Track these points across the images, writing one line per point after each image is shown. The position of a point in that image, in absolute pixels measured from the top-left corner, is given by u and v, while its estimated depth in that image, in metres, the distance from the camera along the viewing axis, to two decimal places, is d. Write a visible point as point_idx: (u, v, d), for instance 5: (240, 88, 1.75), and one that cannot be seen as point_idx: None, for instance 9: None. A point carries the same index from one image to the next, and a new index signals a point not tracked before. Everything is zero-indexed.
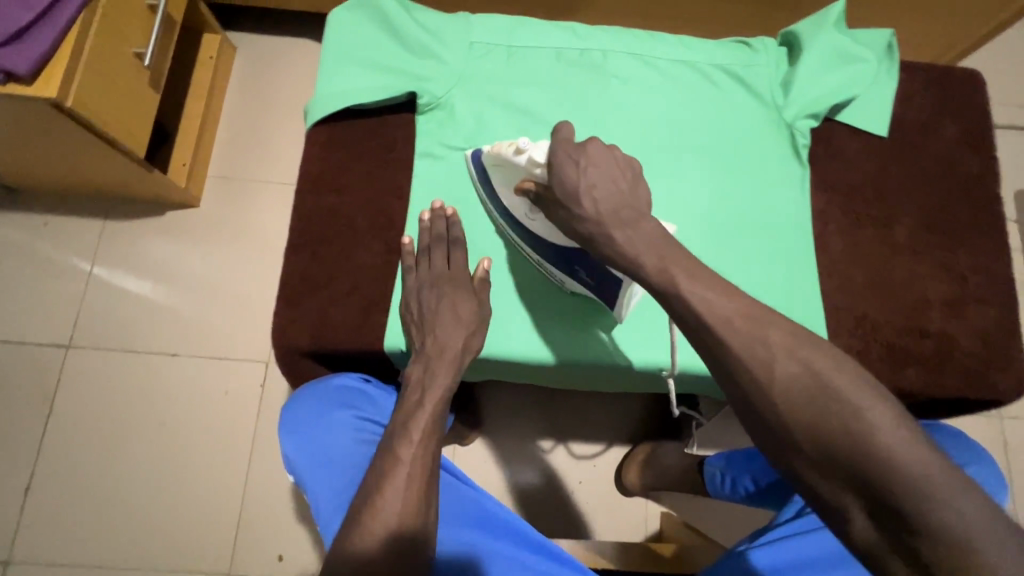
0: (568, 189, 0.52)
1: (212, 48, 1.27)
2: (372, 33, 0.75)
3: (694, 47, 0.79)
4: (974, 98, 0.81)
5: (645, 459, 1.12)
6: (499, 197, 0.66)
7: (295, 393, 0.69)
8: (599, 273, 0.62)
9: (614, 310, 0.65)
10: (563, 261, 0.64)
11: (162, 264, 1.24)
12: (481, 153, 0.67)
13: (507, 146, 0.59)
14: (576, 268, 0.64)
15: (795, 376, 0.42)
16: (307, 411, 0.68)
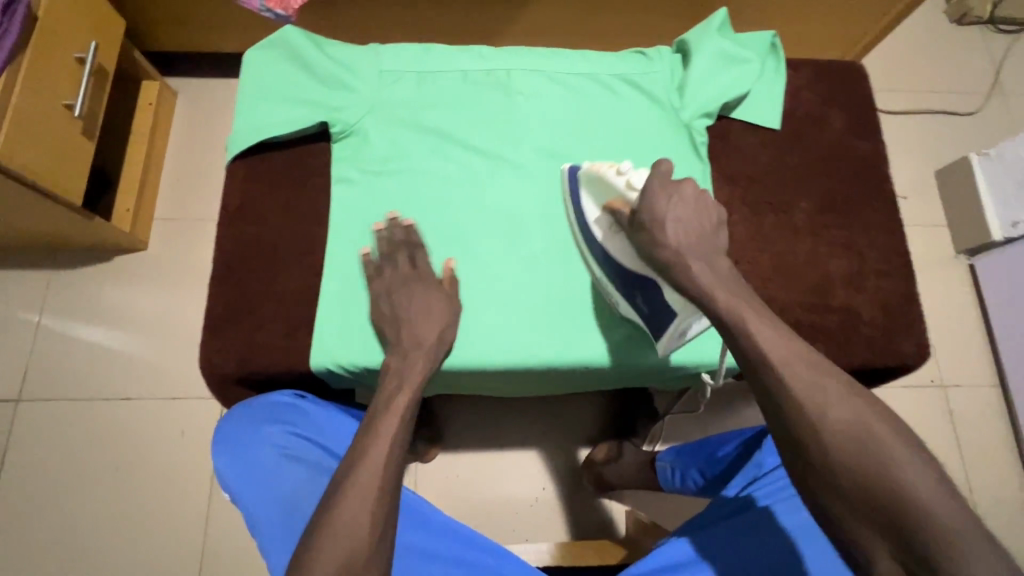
0: (658, 217, 0.61)
1: (152, 95, 1.28)
2: (285, 68, 0.79)
3: (594, 60, 0.84)
4: (859, 88, 0.87)
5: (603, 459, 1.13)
6: (584, 211, 0.71)
7: (228, 412, 0.70)
8: (659, 305, 0.67)
9: (659, 342, 0.70)
10: (627, 286, 0.69)
11: (111, 310, 1.25)
12: (578, 168, 0.72)
13: (609, 167, 0.67)
14: (636, 295, 0.69)
15: (848, 422, 0.49)
16: (239, 429, 0.68)
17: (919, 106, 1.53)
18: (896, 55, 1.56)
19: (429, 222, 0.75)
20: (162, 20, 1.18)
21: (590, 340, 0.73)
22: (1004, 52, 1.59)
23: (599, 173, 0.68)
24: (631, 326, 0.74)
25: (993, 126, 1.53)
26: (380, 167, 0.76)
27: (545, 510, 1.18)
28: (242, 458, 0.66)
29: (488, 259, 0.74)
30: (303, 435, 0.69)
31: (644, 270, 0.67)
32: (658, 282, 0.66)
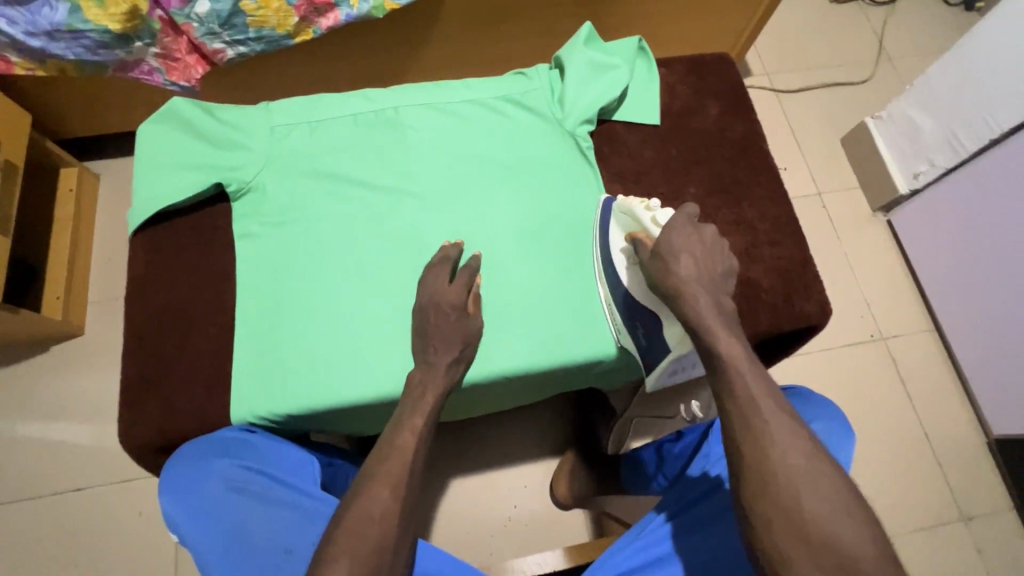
0: (673, 248, 0.67)
1: (71, 181, 1.28)
2: (177, 136, 0.81)
3: (477, 87, 0.88)
4: (729, 75, 0.93)
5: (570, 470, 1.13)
6: (609, 235, 0.78)
7: (180, 449, 0.65)
8: (658, 341, 0.74)
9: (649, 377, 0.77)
10: (630, 316, 0.75)
11: (52, 401, 1.22)
12: (614, 201, 0.79)
13: (641, 201, 0.74)
14: (637, 328, 0.75)
15: None
16: (190, 465, 0.62)
17: (815, 82, 1.63)
18: (786, 38, 1.66)
19: (333, 263, 0.77)
20: (70, 108, 1.20)
21: (549, 353, 0.76)
22: (882, 21, 1.71)
23: (630, 205, 0.75)
24: (557, 334, 0.76)
25: (885, 89, 1.64)
26: (280, 217, 0.78)
27: (521, 528, 1.17)
28: (190, 494, 0.60)
29: (397, 288, 0.76)
30: (262, 468, 0.63)
31: (652, 303, 0.73)
32: (662, 317, 0.73)
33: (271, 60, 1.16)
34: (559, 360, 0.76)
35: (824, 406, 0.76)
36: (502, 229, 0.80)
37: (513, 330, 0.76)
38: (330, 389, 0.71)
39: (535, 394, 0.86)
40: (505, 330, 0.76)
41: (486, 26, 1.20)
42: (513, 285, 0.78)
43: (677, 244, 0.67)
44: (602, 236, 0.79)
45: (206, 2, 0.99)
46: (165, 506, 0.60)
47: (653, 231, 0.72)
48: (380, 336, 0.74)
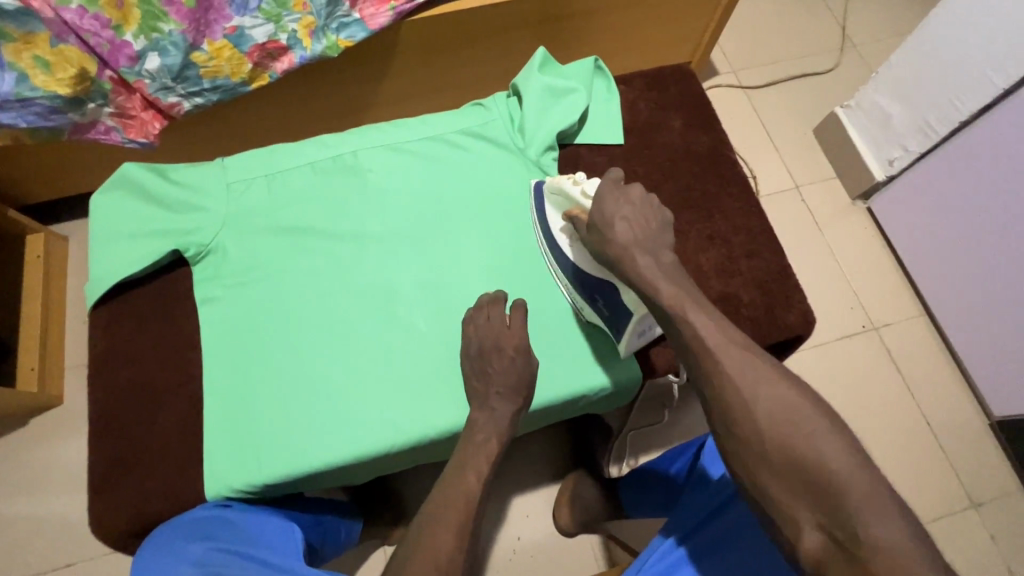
0: (604, 214, 0.68)
1: (39, 247, 1.26)
2: (130, 204, 0.78)
3: (435, 123, 0.86)
4: (689, 86, 0.91)
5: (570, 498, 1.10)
6: (547, 219, 0.77)
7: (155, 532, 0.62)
8: (618, 307, 0.72)
9: (620, 342, 0.73)
10: (586, 289, 0.74)
11: (35, 476, 1.18)
12: (542, 184, 0.79)
13: (566, 178, 0.74)
14: (596, 297, 0.74)
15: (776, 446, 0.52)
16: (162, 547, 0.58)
17: (781, 74, 1.62)
18: (749, 33, 1.66)
19: (301, 321, 0.74)
20: (30, 174, 1.17)
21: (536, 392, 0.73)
22: (843, 9, 1.71)
23: (559, 185, 0.75)
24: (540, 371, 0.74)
25: (852, 77, 1.64)
26: (243, 277, 0.76)
27: (526, 560, 1.14)
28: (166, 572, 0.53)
29: (371, 341, 0.74)
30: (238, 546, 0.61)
31: (605, 275, 0.72)
32: (615, 284, 0.71)
33: (230, 108, 1.14)
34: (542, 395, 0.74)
35: None
36: (474, 267, 0.78)
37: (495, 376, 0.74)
38: (307, 454, 0.68)
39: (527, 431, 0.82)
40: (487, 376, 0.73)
41: (444, 54, 1.19)
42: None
43: (609, 211, 0.68)
44: (541, 220, 0.78)
45: (157, 58, 0.98)
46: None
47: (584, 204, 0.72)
48: (356, 393, 0.71)
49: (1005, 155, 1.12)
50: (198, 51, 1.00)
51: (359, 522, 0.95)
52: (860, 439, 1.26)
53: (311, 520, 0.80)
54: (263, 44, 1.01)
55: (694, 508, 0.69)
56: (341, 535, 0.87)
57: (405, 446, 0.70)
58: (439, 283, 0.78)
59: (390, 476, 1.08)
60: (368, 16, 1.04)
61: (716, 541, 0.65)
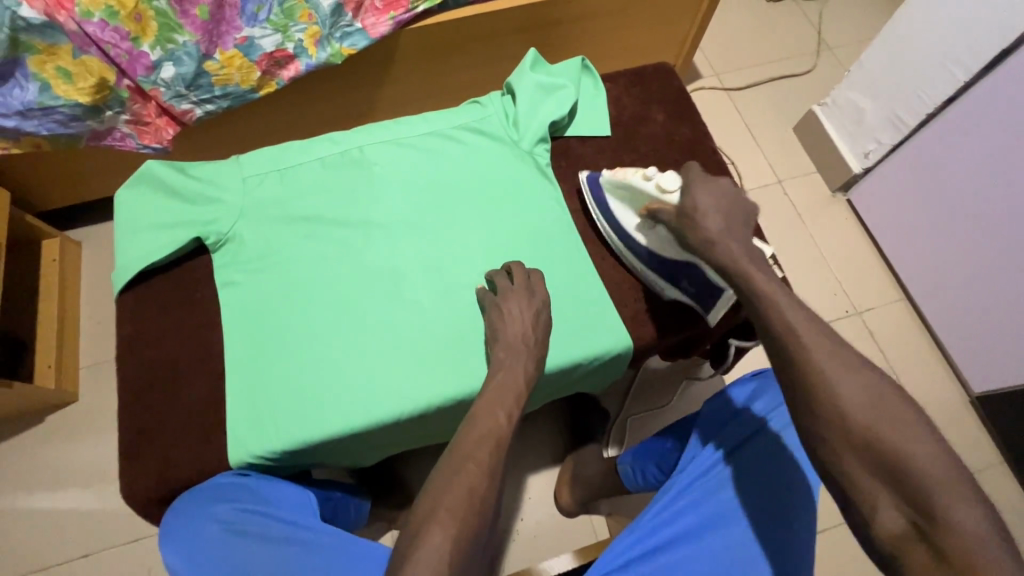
0: (690, 208, 0.71)
1: (54, 251, 1.31)
2: (153, 198, 0.84)
3: (435, 120, 0.93)
4: (670, 83, 0.99)
5: (569, 477, 1.15)
6: (614, 213, 0.83)
7: (183, 495, 0.68)
8: (704, 284, 0.79)
9: (710, 314, 0.82)
10: (668, 272, 0.81)
11: (54, 470, 1.22)
12: (600, 177, 0.84)
13: (636, 174, 0.78)
14: (680, 279, 0.80)
15: None
16: (196, 501, 0.66)
17: (761, 77, 1.70)
18: (729, 38, 1.75)
19: (313, 301, 0.80)
20: (47, 181, 1.23)
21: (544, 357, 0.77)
22: (818, 14, 1.80)
23: (625, 179, 0.79)
24: None
25: (828, 76, 1.72)
26: (260, 262, 0.82)
27: (529, 539, 1.18)
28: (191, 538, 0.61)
29: (380, 318, 0.80)
30: (260, 507, 0.65)
31: (687, 257, 0.78)
32: (698, 264, 0.77)
33: (240, 114, 1.20)
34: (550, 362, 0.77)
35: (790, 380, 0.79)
36: (473, 250, 0.84)
37: None
38: (324, 422, 0.73)
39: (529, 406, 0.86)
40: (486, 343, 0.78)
41: (441, 60, 1.26)
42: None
43: (700, 203, 0.71)
44: (606, 212, 0.84)
45: (171, 67, 1.05)
46: (172, 522, 0.64)
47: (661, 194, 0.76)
48: (367, 366, 0.77)
49: (971, 142, 1.19)
50: (211, 59, 1.07)
51: (367, 502, 1.00)
52: None
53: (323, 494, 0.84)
54: (271, 53, 1.08)
55: (714, 445, 0.74)
56: (350, 511, 0.92)
57: (414, 413, 0.75)
58: (442, 265, 0.83)
59: (396, 459, 1.13)
60: (370, 25, 1.11)
61: (731, 476, 0.71)
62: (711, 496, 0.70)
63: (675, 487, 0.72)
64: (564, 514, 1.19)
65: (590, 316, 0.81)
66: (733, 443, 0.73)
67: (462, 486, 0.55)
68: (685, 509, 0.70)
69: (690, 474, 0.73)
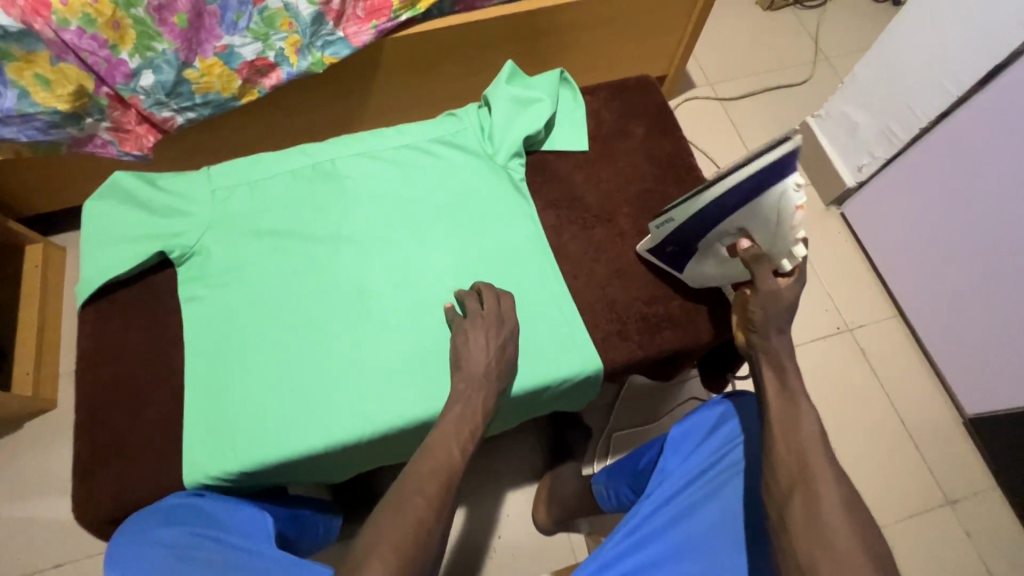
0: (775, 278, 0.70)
1: (37, 256, 1.31)
2: (121, 210, 0.83)
3: (410, 132, 0.92)
4: (652, 97, 0.97)
5: (546, 495, 1.14)
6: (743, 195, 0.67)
7: (130, 518, 0.66)
8: (679, 258, 0.79)
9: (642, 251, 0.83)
10: (681, 241, 0.76)
11: (32, 476, 1.22)
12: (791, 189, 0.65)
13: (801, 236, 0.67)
14: (673, 246, 0.77)
15: None
16: (142, 523, 0.64)
17: (757, 87, 1.68)
18: (725, 48, 1.72)
19: (278, 318, 0.78)
20: (29, 187, 1.22)
21: None
22: (816, 24, 1.78)
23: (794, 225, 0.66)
24: None
25: (825, 87, 1.69)
26: (225, 277, 0.80)
27: (506, 558, 1.16)
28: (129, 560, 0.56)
29: (345, 336, 0.78)
30: (210, 530, 0.64)
31: (709, 249, 0.75)
32: (708, 261, 0.76)
33: (221, 122, 1.20)
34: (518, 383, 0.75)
35: None
36: (444, 267, 0.83)
37: None
38: (282, 444, 0.71)
39: (499, 425, 0.84)
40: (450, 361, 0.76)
41: (427, 69, 1.24)
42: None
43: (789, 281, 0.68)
44: (746, 185, 0.66)
45: (151, 75, 1.04)
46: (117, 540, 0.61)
47: (781, 260, 0.68)
48: (330, 387, 0.75)
49: (966, 158, 1.16)
50: (191, 68, 1.05)
51: (338, 519, 0.98)
52: (837, 437, 1.28)
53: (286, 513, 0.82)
54: (252, 61, 1.07)
55: (684, 468, 0.74)
56: (320, 530, 0.90)
57: (375, 436, 0.73)
58: (411, 281, 0.82)
59: (371, 474, 1.11)
60: (352, 34, 1.09)
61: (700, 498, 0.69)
62: (679, 520, 0.68)
63: (640, 513, 0.70)
64: (541, 531, 1.17)
65: (559, 337, 0.78)
66: (698, 471, 0.73)
67: (407, 521, 0.53)
68: (648, 537, 0.67)
69: (655, 501, 0.71)
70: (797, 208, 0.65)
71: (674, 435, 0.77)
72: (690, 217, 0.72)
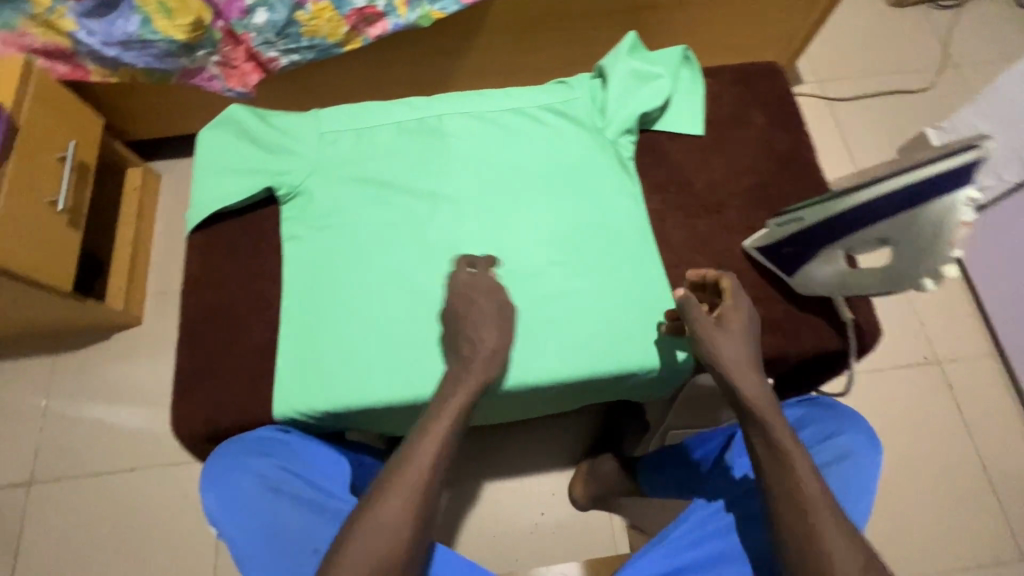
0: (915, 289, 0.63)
1: (136, 179, 1.38)
2: (233, 142, 0.85)
3: (518, 96, 0.89)
4: (776, 87, 0.90)
5: (587, 472, 1.15)
6: (892, 203, 0.60)
7: (223, 443, 0.68)
8: (796, 259, 0.74)
9: (751, 246, 0.78)
10: (804, 240, 0.71)
11: (113, 384, 1.29)
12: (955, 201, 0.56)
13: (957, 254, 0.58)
14: (794, 244, 0.72)
15: None
16: (232, 452, 0.66)
17: (870, 89, 1.55)
18: (840, 44, 1.60)
19: (372, 268, 0.79)
20: (138, 113, 1.28)
21: (597, 360, 0.74)
22: (947, 27, 1.62)
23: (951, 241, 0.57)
24: (599, 343, 0.75)
25: (948, 98, 1.55)
26: (325, 222, 0.81)
27: (545, 536, 1.18)
28: (228, 487, 0.61)
29: (435, 296, 0.78)
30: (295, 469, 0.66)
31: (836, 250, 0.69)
32: (832, 264, 0.71)
33: (321, 67, 1.20)
34: (607, 366, 0.74)
35: (851, 416, 0.72)
36: (540, 239, 0.80)
37: (544, 335, 0.75)
38: (368, 391, 0.73)
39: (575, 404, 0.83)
40: (539, 334, 0.75)
41: (528, 35, 1.21)
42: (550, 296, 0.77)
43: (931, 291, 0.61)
44: (899, 193, 0.59)
45: (264, 14, 1.04)
46: (213, 467, 0.64)
47: (923, 278, 0.61)
48: (417, 343, 0.75)
49: None
50: (303, 9, 1.05)
51: None
52: (908, 473, 1.21)
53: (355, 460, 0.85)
54: (362, 9, 1.06)
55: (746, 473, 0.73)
56: None
57: None
58: (506, 248, 0.80)
59: None
60: None
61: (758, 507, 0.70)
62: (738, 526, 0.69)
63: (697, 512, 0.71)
64: (579, 508, 1.19)
65: (651, 326, 0.76)
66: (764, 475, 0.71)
67: None
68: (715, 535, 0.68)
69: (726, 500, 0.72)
70: (961, 225, 0.56)
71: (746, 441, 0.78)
72: (824, 221, 0.67)
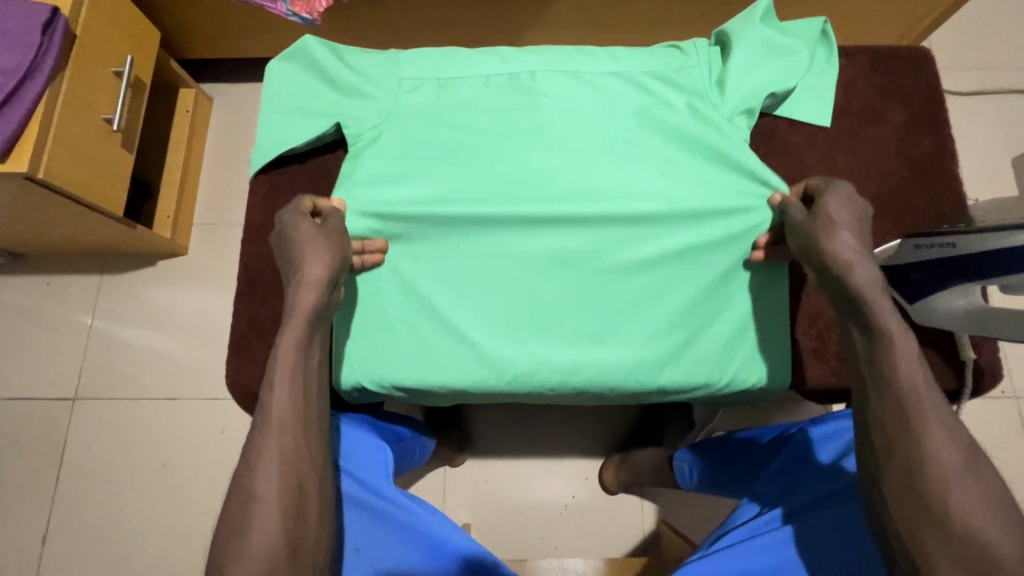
0: None
1: (189, 102, 1.32)
2: (306, 80, 0.77)
3: (624, 58, 0.79)
4: (925, 78, 0.78)
5: (621, 459, 1.09)
6: None
7: None
8: (917, 290, 0.66)
9: None
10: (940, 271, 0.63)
11: (156, 311, 1.29)
12: None
13: None
14: (922, 274, 0.65)
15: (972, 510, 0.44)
16: None
17: (994, 84, 1.37)
18: (968, 28, 1.40)
19: (452, 239, 0.73)
20: (195, 30, 1.20)
21: (675, 367, 0.70)
22: None
23: None
24: (679, 351, 0.70)
25: None
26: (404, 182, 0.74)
27: (575, 519, 1.14)
28: None
29: (518, 278, 0.71)
30: None
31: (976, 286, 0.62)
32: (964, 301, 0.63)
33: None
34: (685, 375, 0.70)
35: None
36: (636, 228, 0.72)
37: (626, 335, 0.70)
38: (437, 372, 0.69)
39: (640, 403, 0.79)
40: (622, 333, 0.70)
41: None
42: (642, 294, 0.71)
43: None
44: None
45: None
46: None
47: None
48: (496, 330, 0.70)
49: None
50: None
51: (432, 440, 0.98)
52: None
53: (392, 436, 0.82)
54: None
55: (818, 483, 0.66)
56: (415, 452, 0.90)
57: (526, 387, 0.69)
58: (593, 232, 0.72)
59: None
60: None
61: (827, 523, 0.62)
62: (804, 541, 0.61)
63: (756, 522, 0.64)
64: (609, 493, 1.13)
65: (734, 339, 0.71)
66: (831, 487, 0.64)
67: None
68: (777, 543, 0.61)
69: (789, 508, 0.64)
70: None
71: (814, 436, 0.71)
72: (979, 254, 0.58)
